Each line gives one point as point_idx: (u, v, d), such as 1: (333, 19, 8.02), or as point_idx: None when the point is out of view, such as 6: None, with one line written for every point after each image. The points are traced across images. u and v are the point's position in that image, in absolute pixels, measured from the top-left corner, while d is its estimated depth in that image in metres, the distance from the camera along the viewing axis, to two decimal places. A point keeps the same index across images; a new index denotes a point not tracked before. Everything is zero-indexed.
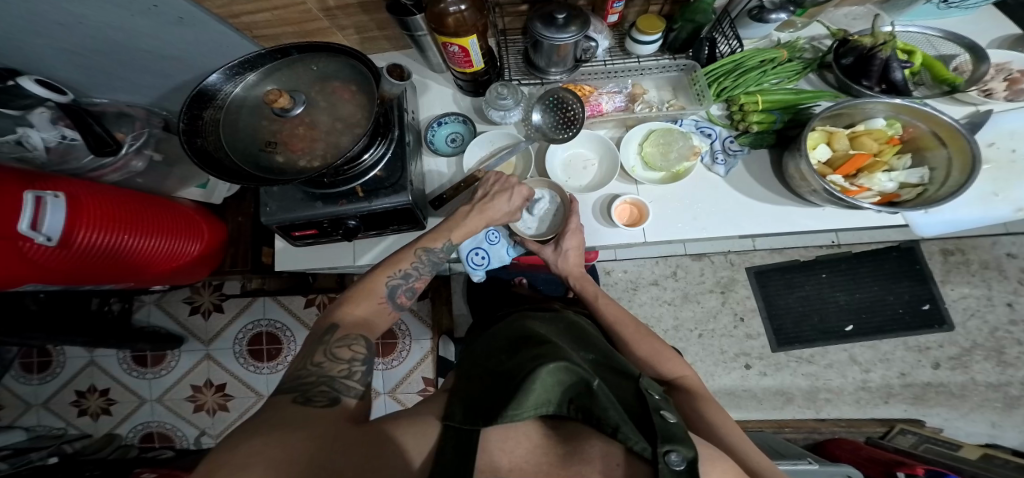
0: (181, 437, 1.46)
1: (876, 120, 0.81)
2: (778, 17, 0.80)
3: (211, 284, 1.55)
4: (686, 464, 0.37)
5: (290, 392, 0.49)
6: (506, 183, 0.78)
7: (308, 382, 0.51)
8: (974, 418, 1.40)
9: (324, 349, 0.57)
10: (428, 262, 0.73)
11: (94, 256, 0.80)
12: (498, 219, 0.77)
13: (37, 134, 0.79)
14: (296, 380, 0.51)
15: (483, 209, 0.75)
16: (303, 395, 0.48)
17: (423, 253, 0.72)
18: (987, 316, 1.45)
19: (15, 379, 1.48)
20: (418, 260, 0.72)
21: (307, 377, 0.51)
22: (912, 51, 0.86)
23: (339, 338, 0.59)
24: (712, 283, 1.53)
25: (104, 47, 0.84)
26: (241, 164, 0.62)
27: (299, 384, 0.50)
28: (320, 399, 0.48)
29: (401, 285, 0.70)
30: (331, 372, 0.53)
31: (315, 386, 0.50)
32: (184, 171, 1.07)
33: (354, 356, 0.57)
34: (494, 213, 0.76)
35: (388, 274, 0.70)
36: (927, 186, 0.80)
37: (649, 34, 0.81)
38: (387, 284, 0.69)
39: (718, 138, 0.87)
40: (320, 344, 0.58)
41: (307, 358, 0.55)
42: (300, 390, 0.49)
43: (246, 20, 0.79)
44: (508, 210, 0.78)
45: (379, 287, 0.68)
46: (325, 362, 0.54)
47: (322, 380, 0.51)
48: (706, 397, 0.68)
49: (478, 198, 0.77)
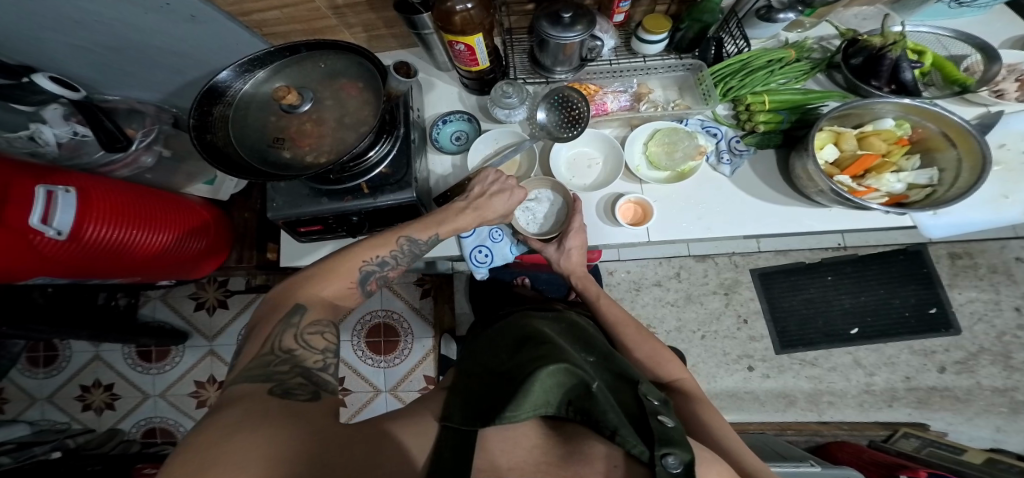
0: (182, 433, 1.47)
1: (886, 121, 0.80)
2: (787, 17, 0.80)
3: (216, 280, 1.56)
4: (683, 467, 0.37)
5: (264, 381, 0.48)
6: (505, 184, 0.79)
7: (280, 371, 0.50)
8: (979, 423, 1.39)
9: (294, 334, 0.56)
10: (408, 252, 0.72)
11: (101, 251, 0.81)
12: (493, 218, 0.77)
13: (49, 130, 0.82)
14: (268, 367, 0.50)
15: (480, 206, 0.76)
16: (282, 387, 0.48)
17: (406, 243, 0.71)
18: (994, 321, 1.44)
19: (21, 373, 1.49)
20: (399, 249, 0.71)
21: (279, 366, 0.51)
22: (922, 51, 0.85)
23: (309, 324, 0.58)
24: (716, 285, 1.52)
25: (118, 45, 0.84)
26: (249, 160, 0.63)
27: (272, 374, 0.49)
28: (301, 393, 0.48)
29: (376, 272, 0.69)
30: (307, 362, 0.53)
31: (291, 378, 0.50)
32: (192, 166, 1.07)
33: (327, 347, 0.58)
34: (491, 211, 0.76)
35: (365, 259, 0.68)
36: (936, 188, 0.79)
37: (656, 34, 0.81)
38: (362, 270, 0.68)
39: (724, 138, 0.87)
40: (289, 327, 0.57)
41: (274, 340, 0.54)
42: (275, 380, 0.48)
43: (257, 17, 0.80)
44: (505, 209, 0.78)
45: (351, 271, 0.67)
46: (296, 351, 0.54)
47: (296, 371, 0.51)
48: (703, 399, 0.68)
49: (475, 196, 0.77)
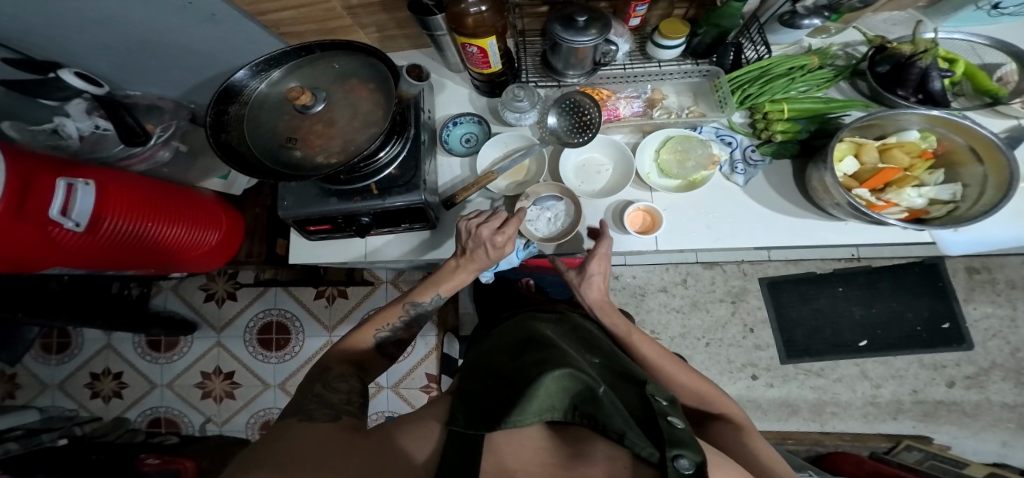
0: (187, 423, 1.50)
1: (909, 132, 0.78)
2: (812, 23, 0.76)
3: (226, 272, 1.58)
4: (695, 468, 0.36)
5: (295, 413, 0.50)
6: (478, 238, 0.71)
7: (311, 406, 0.52)
8: (984, 437, 1.35)
9: (323, 383, 0.58)
10: (416, 315, 0.76)
11: (115, 242, 0.82)
12: (484, 267, 0.75)
13: (72, 123, 0.85)
14: (301, 405, 0.52)
15: (467, 261, 0.75)
16: (308, 415, 0.50)
17: (410, 308, 0.75)
18: (1009, 337, 1.40)
19: (35, 359, 1.54)
20: (405, 314, 0.75)
21: (309, 404, 0.52)
22: (954, 60, 0.82)
23: (336, 374, 0.61)
24: (723, 293, 1.50)
25: (138, 42, 0.86)
26: (262, 158, 0.63)
27: (305, 409, 0.51)
28: (322, 417, 0.50)
29: (389, 337, 0.73)
30: (333, 398, 0.55)
31: (317, 409, 0.51)
32: (206, 162, 1.08)
33: (352, 388, 0.59)
34: (481, 262, 0.74)
35: (376, 327, 0.73)
36: (959, 203, 0.77)
37: (672, 39, 0.79)
38: (376, 337, 0.72)
39: (739, 146, 0.85)
40: (318, 380, 0.59)
41: (307, 388, 0.57)
42: (305, 412, 0.50)
43: (274, 17, 0.80)
44: (492, 258, 0.73)
45: (365, 339, 0.71)
46: (323, 392, 0.55)
47: (322, 405, 0.53)
48: (753, 432, 0.65)
49: (460, 251, 0.75)
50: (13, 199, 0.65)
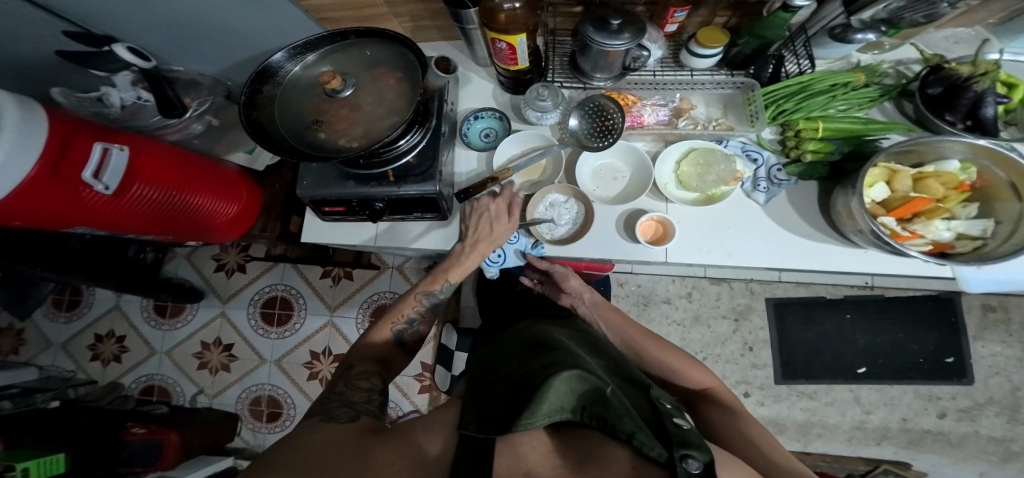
0: (179, 393, 1.58)
1: (949, 162, 0.74)
2: (865, 37, 0.72)
3: (239, 244, 1.65)
4: (703, 468, 0.35)
5: (318, 414, 0.54)
6: (481, 207, 0.78)
7: (333, 405, 0.56)
8: (963, 467, 1.31)
9: (347, 381, 0.62)
10: (429, 305, 0.78)
11: (142, 206, 0.87)
12: (493, 245, 0.79)
13: (116, 93, 0.90)
14: (324, 404, 0.56)
15: (474, 242, 0.78)
16: (329, 414, 0.53)
17: (424, 298, 0.78)
18: (1013, 376, 1.33)
19: (46, 315, 1.64)
20: (419, 304, 0.77)
21: (334, 402, 0.56)
22: (1015, 84, 0.77)
23: (359, 372, 0.64)
24: (727, 310, 1.46)
25: (188, 21, 0.89)
26: (288, 139, 0.65)
27: (326, 408, 0.55)
28: (343, 417, 0.53)
29: (406, 330, 0.75)
30: (354, 397, 0.58)
31: (337, 408, 0.55)
32: (234, 136, 1.12)
33: (372, 387, 0.62)
34: (490, 239, 0.79)
35: (394, 320, 0.75)
36: (988, 240, 0.73)
37: (709, 48, 0.77)
38: (394, 330, 0.74)
39: (765, 165, 0.82)
40: (342, 376, 0.63)
41: (331, 387, 0.61)
42: (326, 412, 0.54)
43: (315, 2, 0.82)
44: (501, 231, 0.79)
45: (384, 333, 0.74)
46: (345, 391, 0.59)
47: (342, 404, 0.56)
48: (743, 414, 0.64)
49: (467, 233, 0.79)
50: (48, 160, 0.69)
